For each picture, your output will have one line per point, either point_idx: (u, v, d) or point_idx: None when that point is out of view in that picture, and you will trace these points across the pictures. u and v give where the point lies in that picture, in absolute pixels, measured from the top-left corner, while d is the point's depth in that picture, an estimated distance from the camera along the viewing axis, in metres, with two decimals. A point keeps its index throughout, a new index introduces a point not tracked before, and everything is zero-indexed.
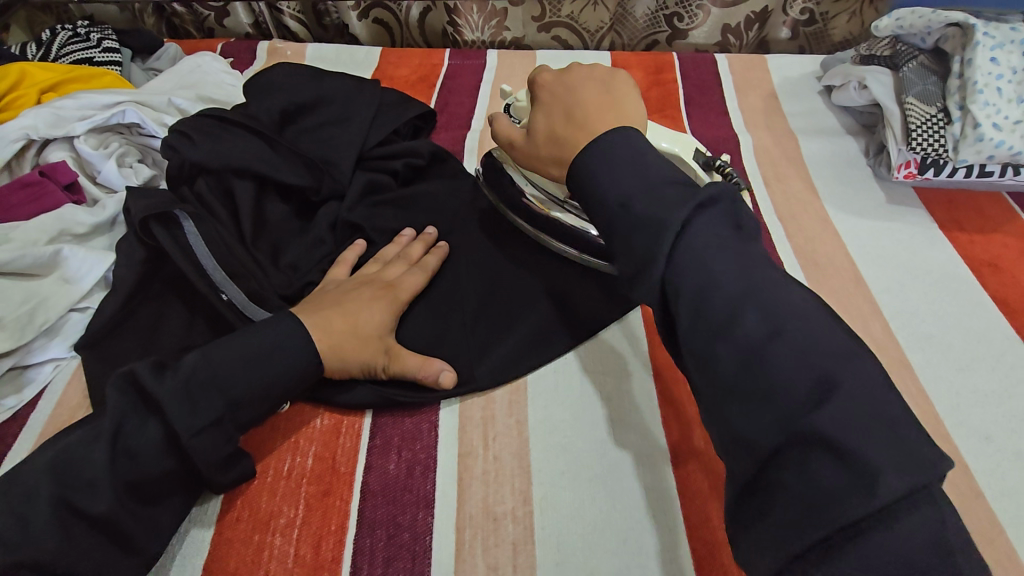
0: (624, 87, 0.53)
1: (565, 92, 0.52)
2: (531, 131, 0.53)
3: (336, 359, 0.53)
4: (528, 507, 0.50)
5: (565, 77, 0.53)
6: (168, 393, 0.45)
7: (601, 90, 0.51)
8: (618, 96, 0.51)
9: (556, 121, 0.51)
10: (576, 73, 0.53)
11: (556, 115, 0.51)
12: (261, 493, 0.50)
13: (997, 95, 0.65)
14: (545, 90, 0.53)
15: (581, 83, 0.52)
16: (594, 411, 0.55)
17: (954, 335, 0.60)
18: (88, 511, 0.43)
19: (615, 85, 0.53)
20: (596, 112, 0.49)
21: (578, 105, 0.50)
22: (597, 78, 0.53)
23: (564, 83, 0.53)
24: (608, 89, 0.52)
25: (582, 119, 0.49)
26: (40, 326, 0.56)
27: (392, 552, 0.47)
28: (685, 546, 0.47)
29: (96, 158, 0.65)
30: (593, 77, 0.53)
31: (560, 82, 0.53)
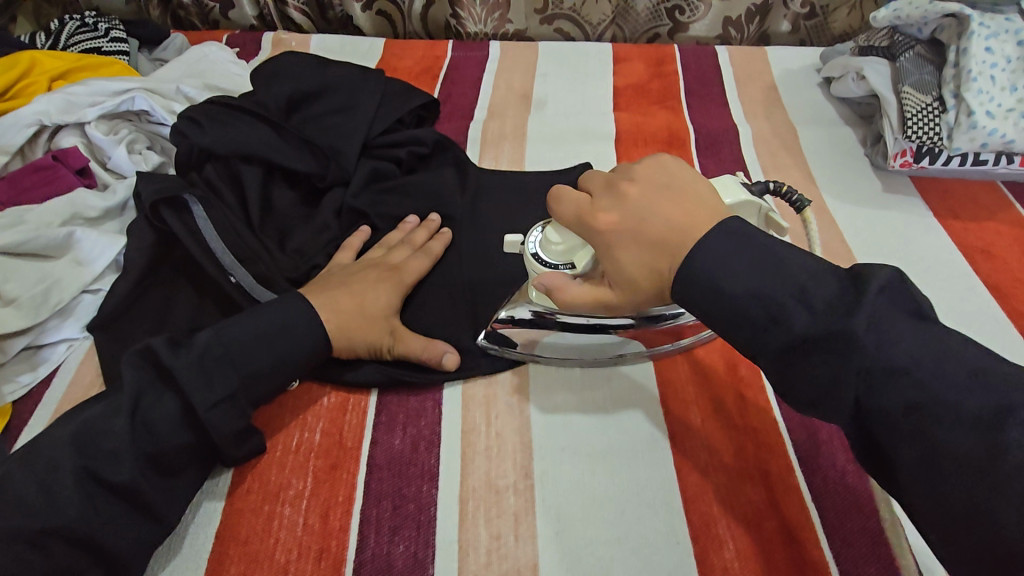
0: (671, 180, 0.47)
1: (641, 226, 0.44)
2: (618, 277, 0.45)
3: (343, 336, 0.54)
4: (530, 480, 0.51)
5: (622, 210, 0.45)
6: (184, 368, 0.47)
7: (664, 193, 0.45)
8: (680, 195, 0.45)
9: (652, 262, 0.44)
10: (634, 195, 0.46)
11: (648, 256, 0.44)
12: (271, 467, 0.52)
13: (991, 82, 0.66)
14: (609, 230, 0.46)
15: (651, 205, 0.45)
16: (594, 392, 0.57)
17: (947, 319, 0.61)
18: (108, 479, 0.44)
19: (674, 182, 0.46)
20: (691, 233, 0.43)
21: (668, 237, 0.43)
22: (656, 189, 0.46)
23: (631, 215, 0.45)
24: (675, 194, 0.45)
25: (686, 253, 0.42)
26: (54, 306, 0.58)
27: (397, 522, 0.49)
28: (681, 517, 0.49)
29: (106, 144, 0.67)
30: (654, 192, 0.45)
31: (629, 218, 0.45)
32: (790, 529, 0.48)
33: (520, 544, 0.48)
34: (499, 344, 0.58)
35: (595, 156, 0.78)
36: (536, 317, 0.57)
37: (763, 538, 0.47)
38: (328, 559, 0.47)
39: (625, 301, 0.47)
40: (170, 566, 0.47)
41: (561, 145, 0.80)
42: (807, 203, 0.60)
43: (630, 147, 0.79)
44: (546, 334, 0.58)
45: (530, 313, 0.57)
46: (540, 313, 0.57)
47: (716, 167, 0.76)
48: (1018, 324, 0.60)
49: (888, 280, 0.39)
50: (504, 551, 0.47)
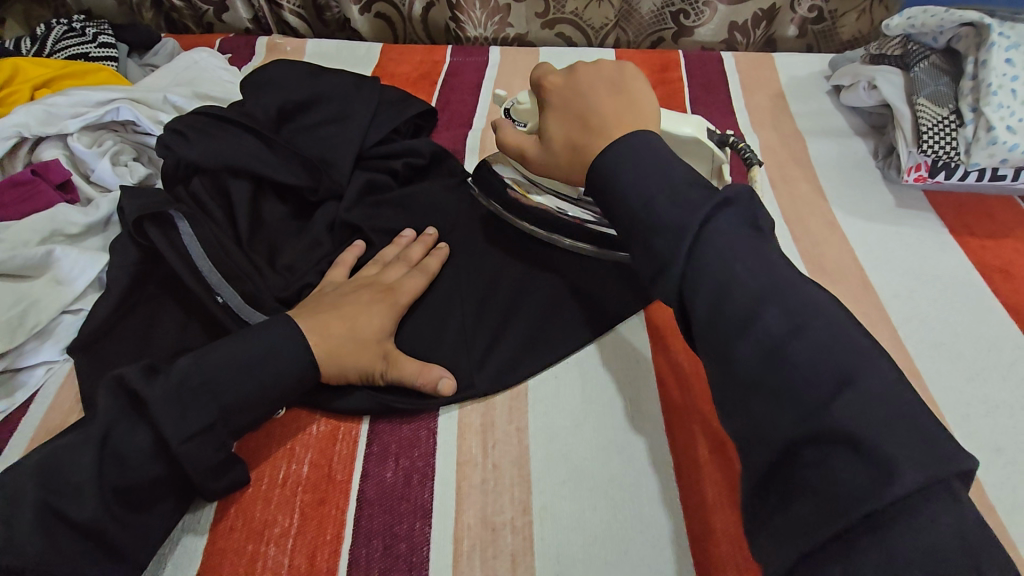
0: (632, 85, 0.53)
1: (576, 97, 0.52)
2: (545, 136, 0.53)
3: (333, 363, 0.52)
4: (528, 517, 0.48)
5: (573, 83, 0.53)
6: (159, 398, 0.45)
7: (612, 89, 0.52)
8: (627, 97, 0.51)
9: (570, 129, 0.51)
10: (585, 75, 0.53)
11: (569, 122, 0.51)
12: (255, 502, 0.49)
13: (1011, 96, 0.63)
14: (555, 96, 0.54)
15: (592, 84, 0.52)
16: (597, 420, 0.54)
17: (966, 344, 0.58)
18: (73, 517, 0.42)
19: (624, 80, 0.53)
20: (610, 115, 0.50)
21: (593, 114, 0.50)
22: (605, 79, 0.53)
23: (574, 89, 0.53)
24: (618, 87, 0.52)
25: (599, 128, 0.49)
26: (30, 329, 0.55)
27: (388, 564, 0.46)
28: (688, 560, 0.46)
29: (90, 156, 0.64)
30: (600, 78, 0.53)
31: (571, 89, 0.53)
32: None
33: None
34: (483, 190, 0.66)
35: None
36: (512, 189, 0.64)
37: None
38: None
39: (540, 161, 0.54)
40: None
41: None
42: (756, 162, 0.62)
43: None
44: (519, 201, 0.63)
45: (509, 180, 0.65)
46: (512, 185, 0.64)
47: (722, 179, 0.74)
48: None
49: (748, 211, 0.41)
50: None
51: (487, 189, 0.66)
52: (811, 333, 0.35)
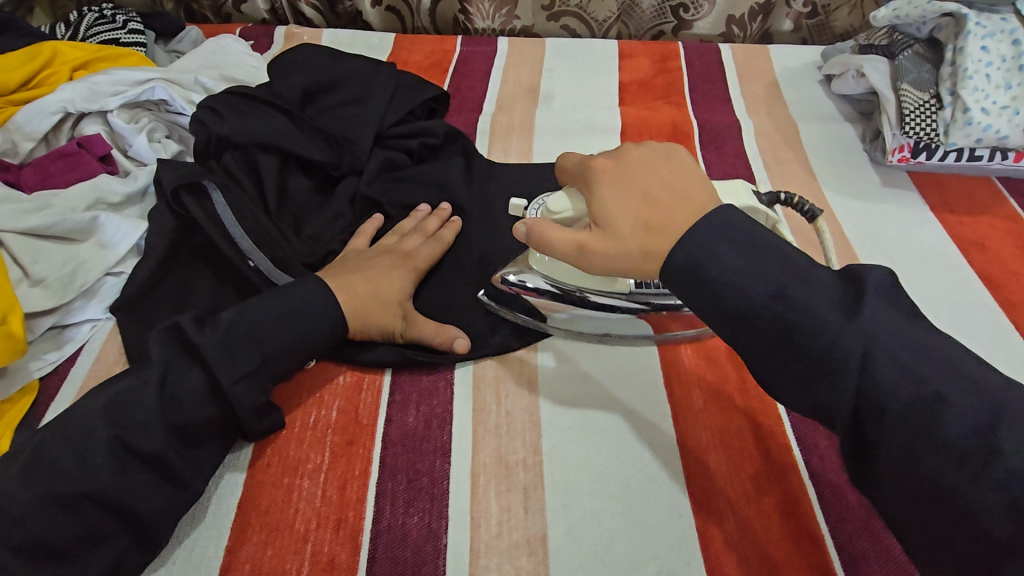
0: (686, 163, 0.49)
1: (636, 181, 0.47)
2: (605, 222, 0.47)
3: (359, 319, 0.56)
4: (538, 456, 0.53)
5: (628, 167, 0.49)
6: (210, 344, 0.49)
7: (672, 169, 0.48)
8: (689, 176, 0.48)
9: (639, 215, 0.45)
10: (637, 158, 0.50)
11: (637, 207, 0.46)
12: (289, 442, 0.54)
13: (986, 81, 0.68)
14: (609, 179, 0.49)
15: (649, 168, 0.48)
16: (601, 373, 0.59)
17: (942, 309, 0.63)
18: (138, 447, 0.46)
19: (677, 161, 0.50)
20: (681, 197, 0.45)
21: (662, 199, 0.45)
22: (660, 160, 0.49)
23: (632, 172, 0.48)
24: (675, 168, 0.48)
25: (673, 213, 0.44)
26: (79, 287, 0.60)
27: (412, 495, 0.51)
28: (684, 492, 0.51)
29: (128, 132, 0.69)
30: (655, 160, 0.49)
31: (628, 174, 0.48)
32: (787, 505, 0.50)
33: (529, 515, 0.50)
34: (505, 305, 0.62)
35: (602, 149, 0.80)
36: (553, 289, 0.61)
37: (761, 512, 0.49)
38: (346, 529, 0.49)
39: (602, 253, 0.47)
40: (194, 534, 0.49)
41: (567, 138, 0.82)
42: (818, 215, 0.59)
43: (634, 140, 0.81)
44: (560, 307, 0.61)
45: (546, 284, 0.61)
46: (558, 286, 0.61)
47: (718, 160, 0.78)
48: (1010, 314, 0.62)
49: (881, 277, 0.40)
50: (513, 522, 0.49)
51: (510, 303, 0.62)
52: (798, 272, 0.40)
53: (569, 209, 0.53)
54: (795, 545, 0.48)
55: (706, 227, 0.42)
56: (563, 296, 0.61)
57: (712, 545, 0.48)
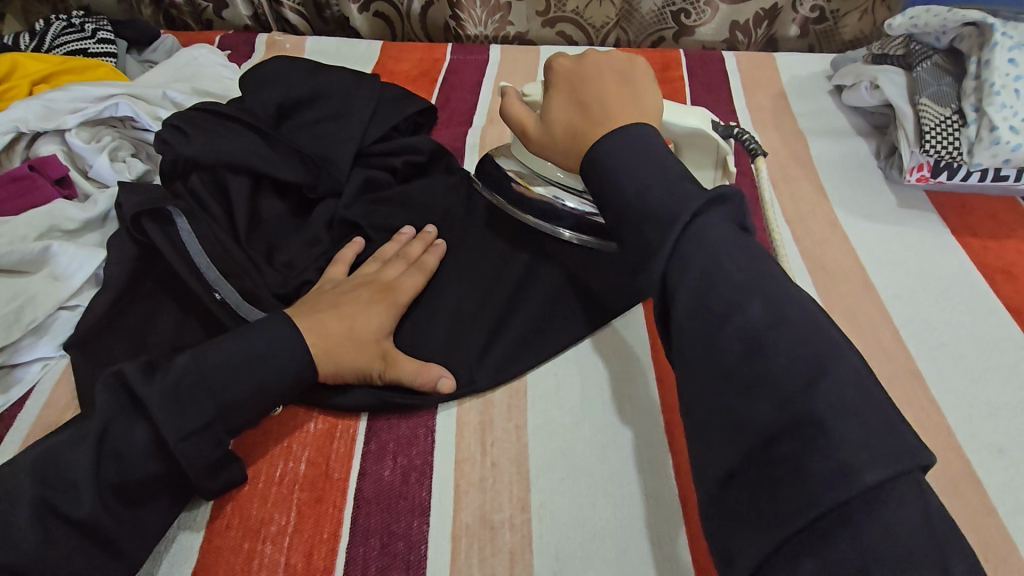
0: (638, 82, 0.54)
1: (580, 84, 0.53)
2: (546, 116, 0.54)
3: (331, 362, 0.52)
4: (526, 515, 0.48)
5: (582, 72, 0.54)
6: (156, 397, 0.45)
7: (619, 84, 0.53)
8: (632, 93, 0.52)
9: (571, 111, 0.52)
10: (595, 65, 0.55)
11: (571, 105, 0.53)
12: (252, 500, 0.49)
13: (1015, 96, 0.63)
14: (563, 80, 0.54)
15: (598, 74, 0.54)
16: (595, 416, 0.54)
17: (967, 344, 0.58)
18: (73, 514, 0.42)
19: (631, 76, 0.54)
20: (608, 104, 0.51)
21: (595, 103, 0.51)
22: (613, 71, 0.54)
23: (585, 75, 0.54)
24: (624, 81, 0.53)
25: (597, 112, 0.50)
26: (27, 324, 0.55)
27: (385, 562, 0.46)
28: (687, 559, 0.46)
29: (87, 152, 0.64)
30: (610, 69, 0.54)
31: (580, 76, 0.54)
32: None
33: None
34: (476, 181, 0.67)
35: None
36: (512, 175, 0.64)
37: None
38: None
39: (540, 140, 0.55)
40: None
41: None
42: (761, 152, 0.61)
43: None
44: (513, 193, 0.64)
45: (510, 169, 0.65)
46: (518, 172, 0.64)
47: None
48: None
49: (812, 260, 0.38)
50: None
51: (484, 177, 0.68)
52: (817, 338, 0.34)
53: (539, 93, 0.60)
54: None
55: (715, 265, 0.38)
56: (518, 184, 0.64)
57: None
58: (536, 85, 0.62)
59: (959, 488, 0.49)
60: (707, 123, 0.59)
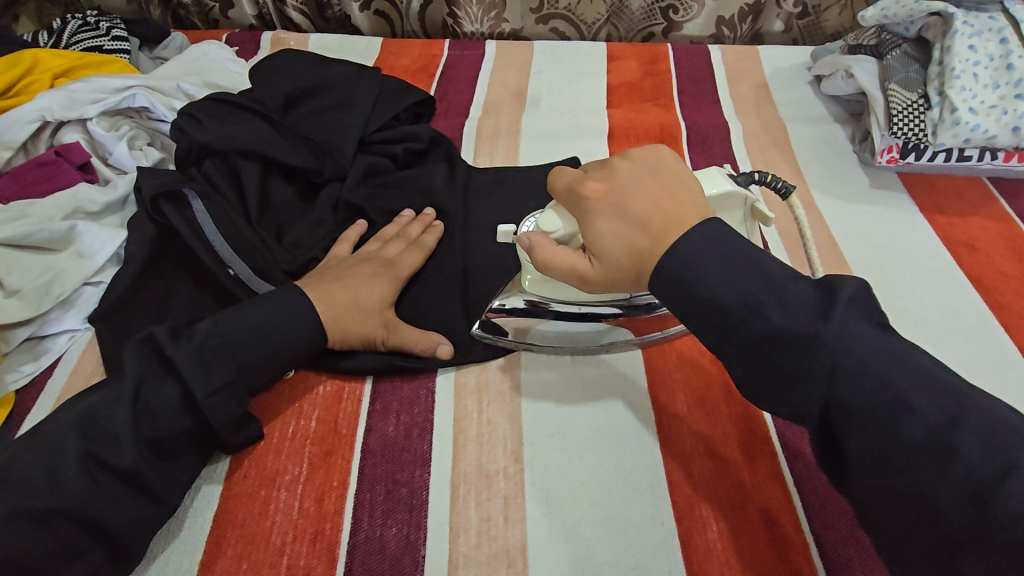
0: (672, 172, 0.46)
1: (623, 202, 0.44)
2: (598, 249, 0.45)
3: (338, 329, 0.56)
4: (520, 465, 0.52)
5: (615, 187, 0.46)
6: (184, 358, 0.49)
7: (661, 182, 0.45)
8: (678, 187, 0.45)
9: (630, 237, 0.43)
10: (624, 173, 0.46)
11: (628, 231, 0.43)
12: (267, 453, 0.53)
13: (973, 80, 0.67)
14: (598, 202, 0.46)
15: (635, 186, 0.45)
16: (584, 379, 0.58)
17: (931, 310, 0.62)
18: (112, 462, 0.46)
19: (666, 169, 0.47)
20: (670, 217, 0.43)
21: (656, 221, 0.43)
22: (646, 171, 0.46)
23: (621, 193, 0.45)
24: (664, 178, 0.46)
25: (666, 233, 0.42)
26: (56, 297, 0.59)
27: (391, 505, 0.50)
28: (667, 500, 0.50)
29: (107, 140, 0.68)
30: (642, 173, 0.46)
31: (617, 194, 0.45)
32: (771, 512, 0.49)
33: (509, 526, 0.49)
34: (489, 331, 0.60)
35: (586, 151, 0.80)
36: (528, 305, 0.59)
37: (746, 519, 0.48)
38: (323, 542, 0.48)
39: (605, 282, 0.45)
40: (169, 549, 0.48)
41: (554, 141, 0.82)
42: (791, 189, 0.57)
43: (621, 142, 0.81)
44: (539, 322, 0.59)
45: (523, 302, 0.59)
46: (533, 302, 0.59)
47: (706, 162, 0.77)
48: (1000, 317, 0.61)
49: (850, 289, 0.39)
50: (493, 533, 0.49)
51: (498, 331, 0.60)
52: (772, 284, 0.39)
53: (560, 223, 0.50)
54: (778, 554, 0.47)
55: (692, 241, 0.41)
56: (538, 311, 0.59)
57: (695, 554, 0.47)
58: (544, 215, 0.52)
59: None
60: (723, 178, 0.53)
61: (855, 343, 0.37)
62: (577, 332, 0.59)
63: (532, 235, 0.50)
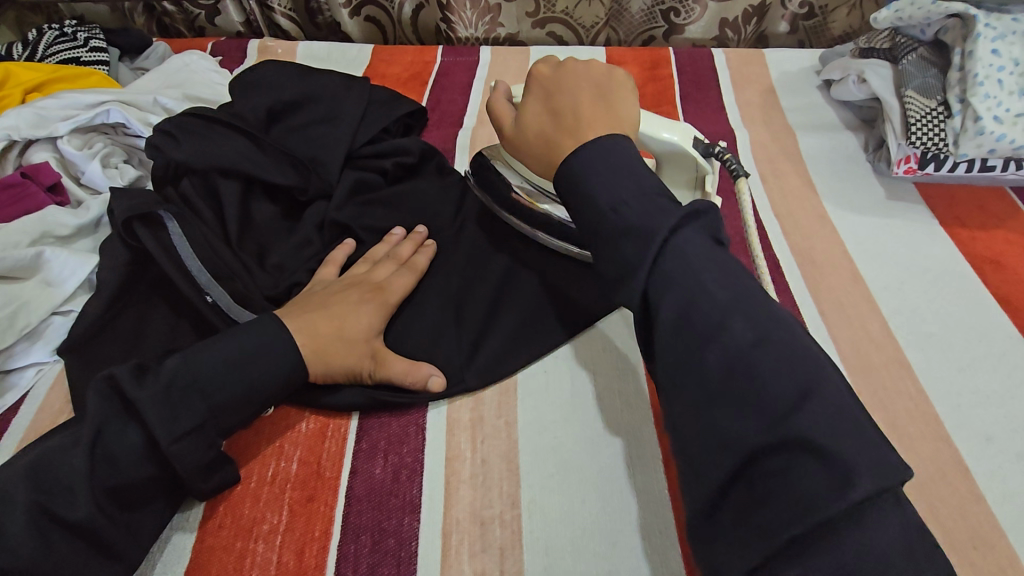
0: (617, 92, 0.51)
1: (555, 94, 0.51)
2: (519, 118, 0.53)
3: (321, 362, 0.52)
4: (516, 511, 0.48)
5: (560, 76, 0.52)
6: (147, 400, 0.45)
7: (597, 95, 0.50)
8: (607, 101, 0.50)
9: (544, 121, 0.50)
10: (572, 73, 0.52)
11: (546, 117, 0.50)
12: (245, 500, 0.49)
13: (998, 86, 0.63)
14: (540, 84, 0.53)
15: (574, 82, 0.51)
16: (585, 411, 0.54)
17: (956, 334, 0.58)
18: (69, 517, 0.42)
19: (611, 86, 0.52)
20: (577, 113, 0.49)
21: (567, 107, 0.49)
22: (591, 79, 0.52)
23: (562, 80, 0.52)
24: (602, 90, 0.51)
25: (571, 124, 0.48)
26: (20, 330, 0.55)
27: (376, 559, 0.46)
28: (677, 552, 0.46)
29: (79, 159, 0.65)
30: (587, 78, 0.52)
31: (558, 80, 0.52)
32: None
33: None
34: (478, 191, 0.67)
35: None
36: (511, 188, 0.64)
37: None
38: None
39: (511, 143, 0.54)
40: None
41: None
42: (743, 174, 0.56)
43: None
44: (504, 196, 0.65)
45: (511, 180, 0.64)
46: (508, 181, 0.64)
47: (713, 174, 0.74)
48: None
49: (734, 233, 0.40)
50: None
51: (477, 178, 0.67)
52: (768, 337, 0.35)
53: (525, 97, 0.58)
54: None
55: (699, 283, 0.37)
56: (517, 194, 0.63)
57: None
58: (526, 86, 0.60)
59: (946, 477, 0.49)
60: (685, 138, 0.56)
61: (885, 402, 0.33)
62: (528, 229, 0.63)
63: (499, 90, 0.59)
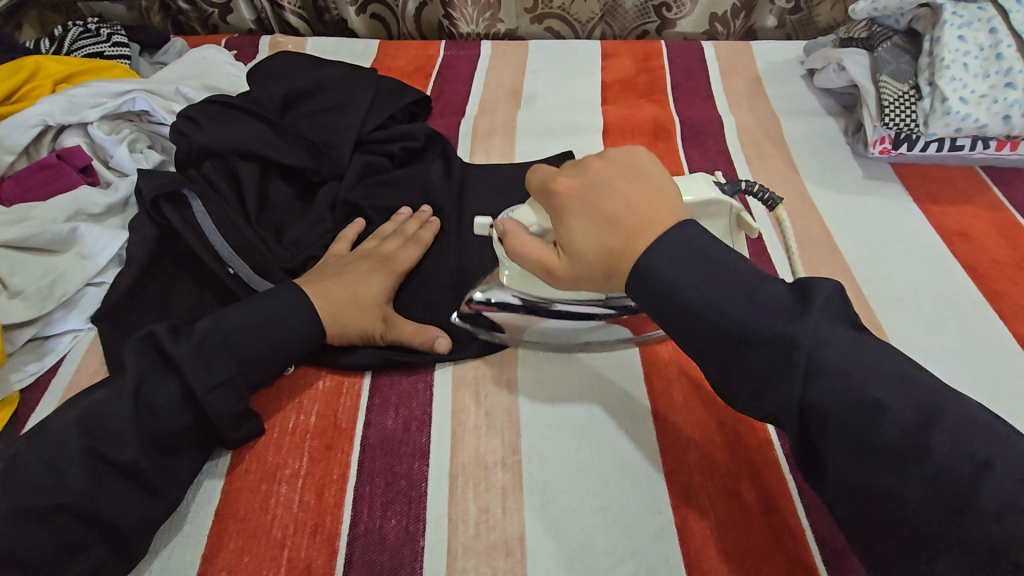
0: (650, 173, 0.47)
1: (596, 198, 0.45)
2: (567, 246, 0.46)
3: (336, 324, 0.56)
4: (517, 456, 0.53)
5: (588, 185, 0.46)
6: (184, 353, 0.49)
7: (637, 181, 0.45)
8: (652, 189, 0.45)
9: (598, 232, 0.44)
10: (599, 171, 0.47)
11: (598, 227, 0.44)
12: (268, 448, 0.54)
13: (964, 70, 0.68)
14: (569, 200, 0.47)
15: (607, 183, 0.46)
16: (580, 369, 0.59)
17: (925, 298, 0.62)
18: (114, 457, 0.46)
19: (640, 169, 0.47)
20: (639, 217, 0.43)
21: (620, 216, 0.43)
22: (622, 171, 0.47)
23: (594, 189, 0.46)
24: (640, 179, 0.46)
25: (637, 232, 0.42)
26: (59, 298, 0.60)
27: (390, 498, 0.51)
28: (664, 489, 0.50)
29: (108, 143, 0.70)
30: (617, 172, 0.46)
31: (589, 190, 0.46)
32: (767, 499, 0.49)
33: (507, 516, 0.49)
34: (479, 324, 0.61)
35: (580, 147, 0.80)
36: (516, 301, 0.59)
37: (741, 505, 0.49)
38: (323, 534, 0.49)
39: (570, 275, 0.46)
40: (173, 542, 0.49)
41: (549, 138, 0.83)
42: (778, 200, 0.58)
43: (616, 138, 0.82)
44: (529, 320, 0.60)
45: (512, 297, 0.59)
46: (523, 298, 0.59)
47: (701, 157, 0.78)
48: (993, 303, 0.61)
49: (825, 287, 0.39)
50: (491, 523, 0.49)
51: (486, 325, 0.60)
52: (744, 289, 0.40)
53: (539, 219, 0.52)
54: (775, 539, 0.47)
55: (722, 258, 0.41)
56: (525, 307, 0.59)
57: (692, 541, 0.47)
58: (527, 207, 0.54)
59: None
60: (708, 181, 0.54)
61: (832, 339, 0.38)
62: (560, 329, 0.60)
63: (510, 221, 0.52)
